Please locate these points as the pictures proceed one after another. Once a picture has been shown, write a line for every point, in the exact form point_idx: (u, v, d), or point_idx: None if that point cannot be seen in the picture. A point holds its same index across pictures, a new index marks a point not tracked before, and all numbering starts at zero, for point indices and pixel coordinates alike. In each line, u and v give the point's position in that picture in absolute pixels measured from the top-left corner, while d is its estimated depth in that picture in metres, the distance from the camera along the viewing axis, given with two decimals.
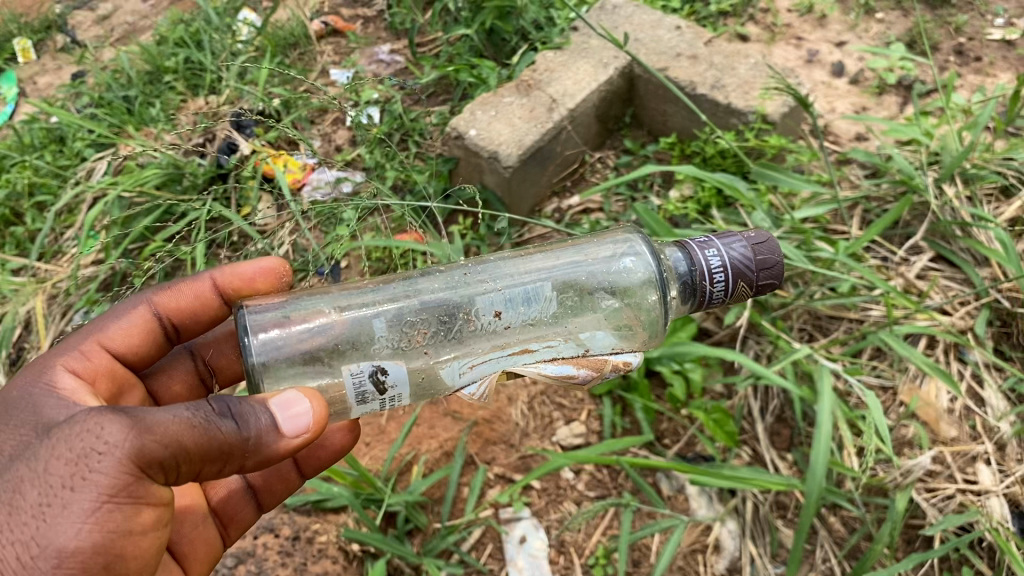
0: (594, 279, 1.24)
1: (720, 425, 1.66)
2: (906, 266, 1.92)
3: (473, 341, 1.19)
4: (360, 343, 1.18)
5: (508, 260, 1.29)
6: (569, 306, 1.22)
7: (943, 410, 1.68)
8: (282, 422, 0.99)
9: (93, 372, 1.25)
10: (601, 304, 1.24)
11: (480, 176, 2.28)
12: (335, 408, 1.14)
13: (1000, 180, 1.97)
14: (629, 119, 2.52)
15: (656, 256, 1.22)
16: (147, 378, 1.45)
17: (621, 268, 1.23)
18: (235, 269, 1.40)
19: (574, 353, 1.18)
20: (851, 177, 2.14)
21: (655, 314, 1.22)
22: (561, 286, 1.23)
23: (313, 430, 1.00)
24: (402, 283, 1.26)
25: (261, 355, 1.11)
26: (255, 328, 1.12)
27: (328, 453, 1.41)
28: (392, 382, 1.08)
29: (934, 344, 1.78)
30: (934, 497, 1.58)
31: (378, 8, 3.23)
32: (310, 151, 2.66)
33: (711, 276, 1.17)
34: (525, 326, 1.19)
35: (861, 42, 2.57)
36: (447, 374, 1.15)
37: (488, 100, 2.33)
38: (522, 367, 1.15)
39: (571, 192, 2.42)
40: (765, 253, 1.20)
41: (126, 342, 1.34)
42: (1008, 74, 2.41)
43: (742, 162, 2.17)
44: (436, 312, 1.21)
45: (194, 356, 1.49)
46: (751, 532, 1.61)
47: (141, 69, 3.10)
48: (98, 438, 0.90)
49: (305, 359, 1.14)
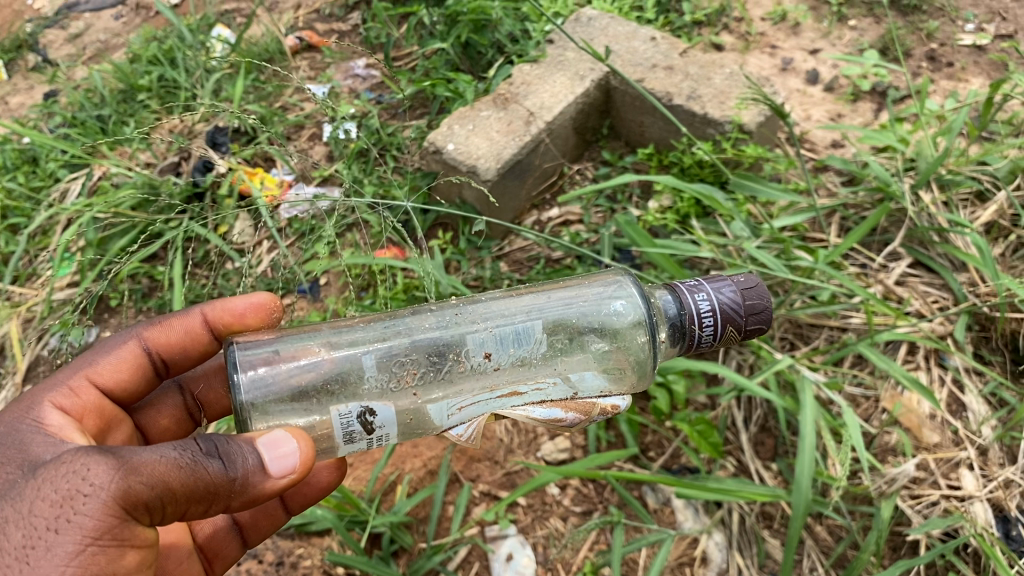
0: (585, 320, 1.22)
1: (704, 436, 1.64)
2: (885, 273, 1.93)
3: (463, 381, 1.18)
4: (349, 381, 1.16)
5: (499, 299, 1.27)
6: (558, 347, 1.21)
7: (925, 416, 1.68)
8: (269, 462, 0.97)
9: (81, 409, 1.25)
10: (592, 345, 1.22)
11: (459, 190, 2.28)
12: (322, 445, 1.14)
13: (975, 185, 1.98)
14: (607, 131, 2.52)
15: (646, 299, 1.21)
16: (136, 411, 1.44)
17: (611, 311, 1.21)
18: (225, 304, 1.37)
19: (563, 395, 1.19)
20: (828, 184, 2.15)
21: (644, 357, 1.20)
22: (552, 326, 1.21)
23: (300, 469, 0.98)
24: (392, 322, 1.24)
25: (249, 393, 1.11)
26: (244, 365, 1.12)
27: (314, 491, 1.38)
28: (380, 423, 1.10)
29: (915, 350, 1.79)
30: (918, 504, 1.58)
31: (353, 22, 3.22)
32: (287, 168, 2.66)
33: (699, 320, 1.18)
34: (514, 366, 1.18)
35: (834, 49, 2.59)
36: (434, 414, 1.14)
37: (465, 115, 2.33)
38: (510, 410, 1.17)
39: (551, 205, 2.40)
40: (754, 298, 1.20)
41: (115, 377, 1.33)
42: (979, 79, 2.43)
43: (720, 172, 2.17)
44: (427, 351, 1.19)
45: (182, 391, 1.47)
46: (738, 544, 1.61)
47: (114, 88, 3.08)
48: (84, 479, 0.89)
49: (294, 397, 1.13)
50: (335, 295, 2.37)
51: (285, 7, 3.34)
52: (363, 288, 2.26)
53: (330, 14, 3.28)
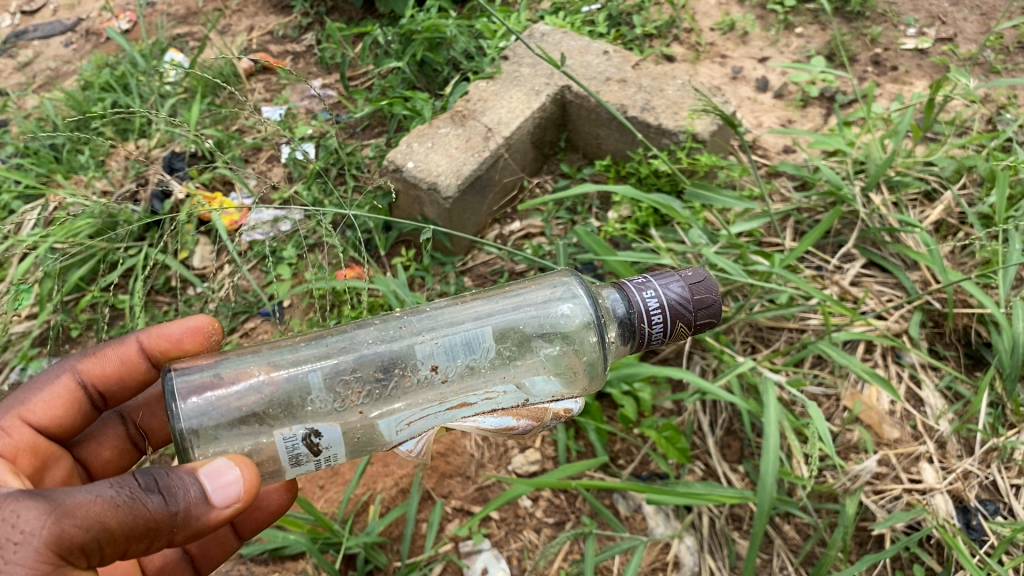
0: (532, 325, 1.24)
1: (672, 442, 1.67)
2: (840, 274, 1.97)
3: (411, 395, 1.20)
4: (295, 401, 1.19)
5: (441, 311, 1.30)
6: (507, 355, 1.23)
7: (885, 413, 1.73)
8: (212, 493, 0.99)
9: (13, 450, 1.31)
10: (541, 350, 1.24)
11: (420, 208, 2.30)
12: (269, 467, 1.15)
13: (923, 185, 2.05)
14: (564, 144, 2.54)
15: (593, 299, 1.24)
16: (76, 446, 1.49)
17: (558, 315, 1.24)
18: (159, 331, 1.41)
19: (514, 403, 1.21)
20: (781, 189, 2.19)
21: (595, 357, 1.23)
22: (499, 335, 1.23)
23: (241, 495, 1.00)
24: (335, 338, 1.27)
25: (191, 421, 1.11)
26: (184, 392, 1.12)
27: (267, 515, 1.40)
28: (326, 443, 1.10)
29: (872, 348, 1.84)
30: (881, 499, 1.62)
31: (308, 43, 3.23)
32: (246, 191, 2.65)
33: (648, 318, 1.20)
34: (462, 377, 1.20)
35: (782, 57, 2.65)
36: (386, 429, 1.17)
37: (423, 132, 2.34)
38: (462, 421, 1.20)
39: (512, 219, 2.44)
40: (702, 293, 1.23)
41: (49, 414, 1.37)
42: (923, 82, 2.50)
43: (676, 181, 2.21)
44: (372, 367, 1.22)
45: (124, 420, 1.53)
46: (709, 547, 1.63)
47: (66, 116, 3.05)
48: (15, 527, 0.89)
49: (240, 421, 1.16)
50: (299, 317, 2.34)
51: (238, 30, 3.34)
52: (328, 308, 2.25)
53: (284, 35, 3.28)
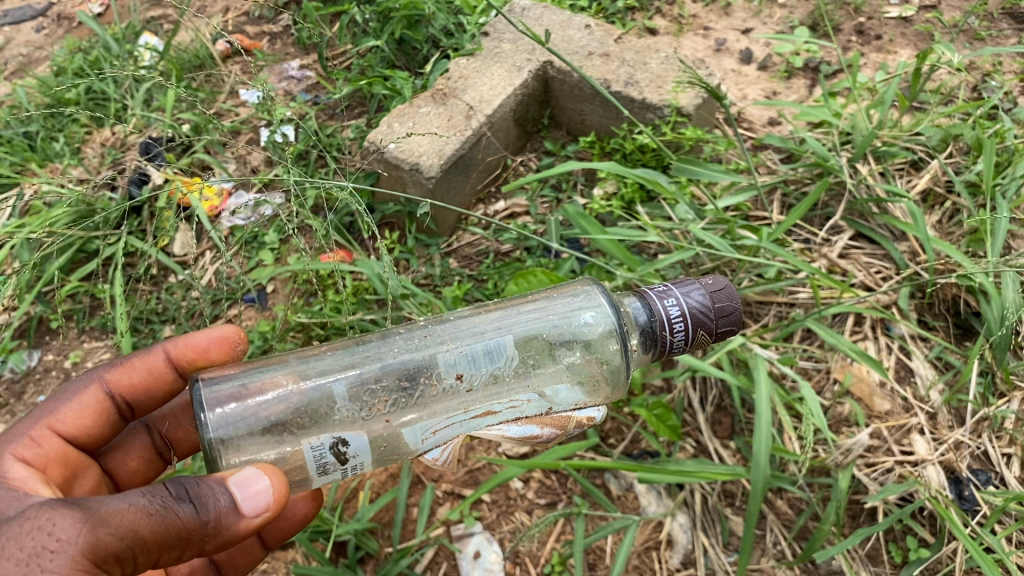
0: (555, 333, 1.23)
1: (663, 420, 1.65)
2: (828, 247, 1.95)
3: (436, 404, 1.18)
4: (320, 413, 1.16)
5: (465, 319, 1.29)
6: (530, 363, 1.21)
7: (876, 384, 1.72)
8: (241, 502, 1.00)
9: (43, 459, 1.27)
10: (564, 358, 1.22)
11: (403, 188, 2.26)
12: (295, 477, 1.14)
13: (909, 155, 2.03)
14: (548, 121, 2.51)
15: (615, 308, 1.22)
16: (104, 456, 1.47)
17: (581, 324, 1.22)
18: (188, 340, 1.41)
19: (538, 411, 1.19)
20: (767, 162, 2.17)
21: (617, 365, 1.21)
22: (522, 343, 1.22)
23: (270, 504, 1.02)
24: (361, 349, 1.26)
25: (220, 430, 1.11)
26: (212, 402, 1.13)
27: (294, 523, 1.43)
28: (353, 452, 1.10)
29: (861, 321, 1.82)
30: (873, 472, 1.61)
31: (285, 23, 3.17)
32: (225, 175, 2.60)
33: (670, 326, 1.18)
34: (486, 385, 1.19)
35: (765, 28, 2.62)
36: (410, 437, 1.15)
37: (404, 112, 2.31)
38: (486, 430, 1.18)
39: (497, 198, 2.41)
40: (722, 301, 1.22)
41: (78, 424, 1.35)
42: (907, 51, 2.48)
43: (662, 156, 2.18)
44: (397, 376, 1.20)
45: (149, 430, 1.52)
46: (702, 524, 1.63)
47: (39, 102, 2.98)
48: (52, 534, 0.90)
49: (265, 431, 1.14)
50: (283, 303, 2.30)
51: (213, 11, 3.27)
52: (312, 292, 2.22)
53: (260, 16, 3.22)
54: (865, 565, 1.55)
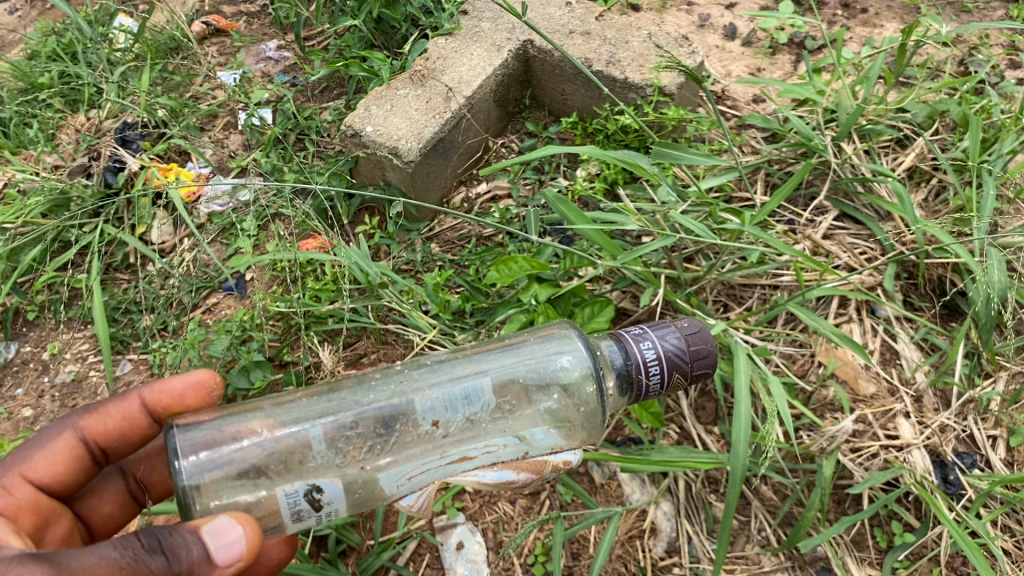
0: (529, 377, 1.29)
1: (645, 407, 1.63)
2: (812, 227, 1.92)
3: (411, 448, 1.26)
4: (297, 459, 1.23)
5: (438, 367, 1.36)
6: (505, 409, 1.28)
7: (860, 367, 1.69)
8: (214, 552, 1.02)
9: (14, 508, 1.29)
10: (538, 403, 1.29)
11: (382, 172, 2.22)
12: (268, 521, 1.19)
13: (895, 133, 2.00)
14: (529, 101, 2.47)
15: (591, 353, 1.29)
16: (76, 501, 1.48)
17: (556, 369, 1.28)
18: (163, 386, 1.41)
19: (514, 455, 1.28)
20: (751, 141, 2.14)
21: (592, 408, 1.27)
22: (497, 389, 1.29)
23: (240, 553, 1.04)
24: (337, 396, 1.33)
25: (194, 477, 1.16)
26: (186, 451, 1.17)
27: (266, 568, 1.43)
28: (328, 498, 1.16)
29: (846, 303, 1.80)
30: (858, 457, 1.59)
31: (262, 3, 3.11)
32: (202, 160, 2.54)
33: (646, 369, 1.25)
34: (462, 431, 1.26)
35: (749, 3, 2.58)
36: (389, 483, 1.22)
37: (382, 94, 2.26)
38: (461, 473, 1.27)
39: (478, 180, 2.37)
40: (697, 344, 1.29)
41: (51, 471, 1.36)
42: (893, 24, 2.44)
43: (644, 137, 2.15)
44: (373, 423, 1.28)
45: (124, 474, 1.53)
46: (686, 511, 1.62)
47: (12, 87, 2.92)
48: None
49: (241, 476, 1.20)
50: (262, 291, 2.26)
51: None
52: (291, 280, 2.18)
53: None
54: (850, 551, 1.54)
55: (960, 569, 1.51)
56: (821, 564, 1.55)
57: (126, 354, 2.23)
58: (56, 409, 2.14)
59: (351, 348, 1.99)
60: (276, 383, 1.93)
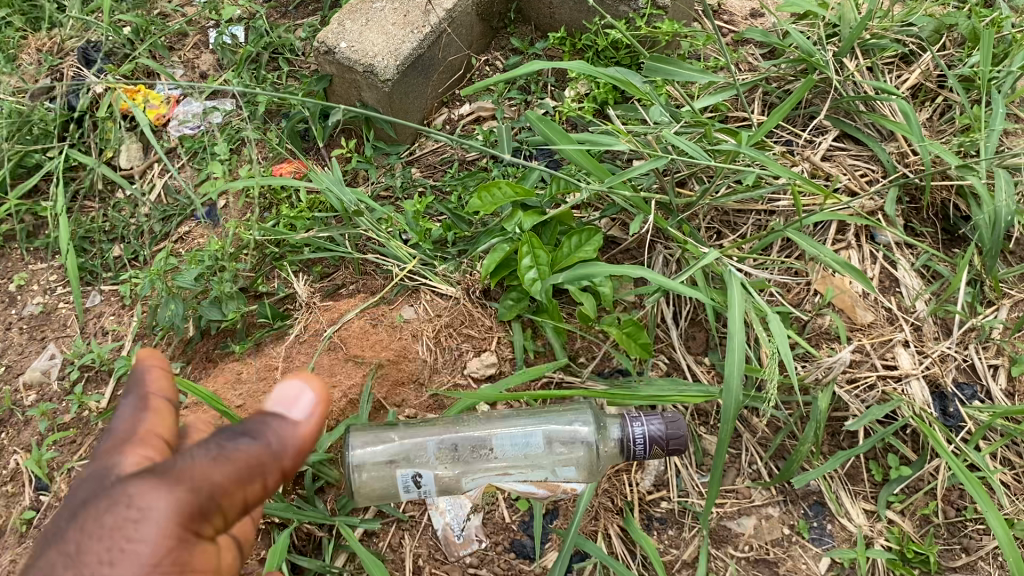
0: (560, 432, 1.41)
1: (633, 337, 1.56)
2: (811, 149, 1.83)
3: (474, 464, 1.42)
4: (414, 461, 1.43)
5: (513, 414, 1.50)
6: (557, 455, 1.40)
7: (858, 296, 1.63)
8: (286, 418, 0.90)
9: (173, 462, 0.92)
10: (578, 452, 1.40)
11: (358, 92, 2.10)
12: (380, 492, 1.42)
13: (900, 48, 1.89)
14: (514, 15, 2.32)
15: (597, 428, 1.40)
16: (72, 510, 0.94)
17: (573, 431, 1.41)
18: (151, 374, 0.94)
19: (540, 478, 1.41)
20: (748, 57, 2.03)
21: (586, 463, 1.39)
22: (550, 438, 1.41)
23: (318, 410, 0.92)
24: (444, 423, 1.49)
25: (358, 468, 1.41)
26: (360, 450, 1.42)
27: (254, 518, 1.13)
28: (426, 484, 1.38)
29: (845, 228, 1.72)
30: (855, 388, 1.53)
31: None
32: (171, 81, 2.40)
33: (633, 442, 1.33)
34: (516, 457, 1.41)
35: None
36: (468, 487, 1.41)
37: (356, 9, 2.13)
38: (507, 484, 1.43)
39: (460, 101, 2.26)
40: (674, 430, 1.33)
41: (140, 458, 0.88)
42: None
43: (636, 53, 2.03)
44: (471, 446, 1.43)
45: None
46: (674, 445, 1.57)
47: None
48: (135, 500, 0.79)
49: (390, 463, 1.42)
50: (236, 218, 2.16)
51: None
52: (266, 207, 2.09)
53: None
54: (844, 485, 1.50)
55: (957, 502, 1.47)
56: (814, 498, 1.51)
57: (94, 285, 2.12)
58: (23, 343, 2.04)
59: (329, 279, 1.89)
60: (250, 315, 1.84)
